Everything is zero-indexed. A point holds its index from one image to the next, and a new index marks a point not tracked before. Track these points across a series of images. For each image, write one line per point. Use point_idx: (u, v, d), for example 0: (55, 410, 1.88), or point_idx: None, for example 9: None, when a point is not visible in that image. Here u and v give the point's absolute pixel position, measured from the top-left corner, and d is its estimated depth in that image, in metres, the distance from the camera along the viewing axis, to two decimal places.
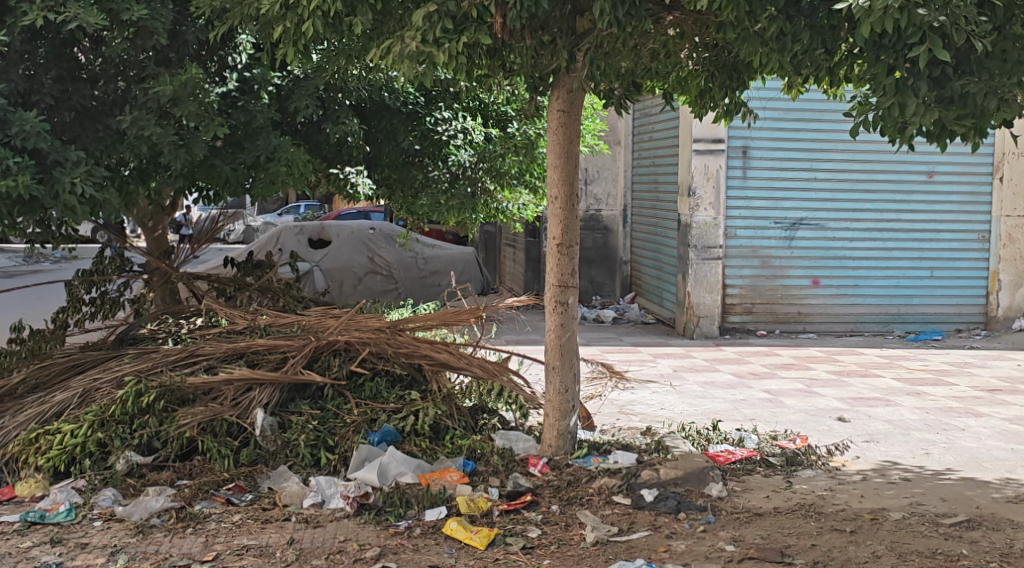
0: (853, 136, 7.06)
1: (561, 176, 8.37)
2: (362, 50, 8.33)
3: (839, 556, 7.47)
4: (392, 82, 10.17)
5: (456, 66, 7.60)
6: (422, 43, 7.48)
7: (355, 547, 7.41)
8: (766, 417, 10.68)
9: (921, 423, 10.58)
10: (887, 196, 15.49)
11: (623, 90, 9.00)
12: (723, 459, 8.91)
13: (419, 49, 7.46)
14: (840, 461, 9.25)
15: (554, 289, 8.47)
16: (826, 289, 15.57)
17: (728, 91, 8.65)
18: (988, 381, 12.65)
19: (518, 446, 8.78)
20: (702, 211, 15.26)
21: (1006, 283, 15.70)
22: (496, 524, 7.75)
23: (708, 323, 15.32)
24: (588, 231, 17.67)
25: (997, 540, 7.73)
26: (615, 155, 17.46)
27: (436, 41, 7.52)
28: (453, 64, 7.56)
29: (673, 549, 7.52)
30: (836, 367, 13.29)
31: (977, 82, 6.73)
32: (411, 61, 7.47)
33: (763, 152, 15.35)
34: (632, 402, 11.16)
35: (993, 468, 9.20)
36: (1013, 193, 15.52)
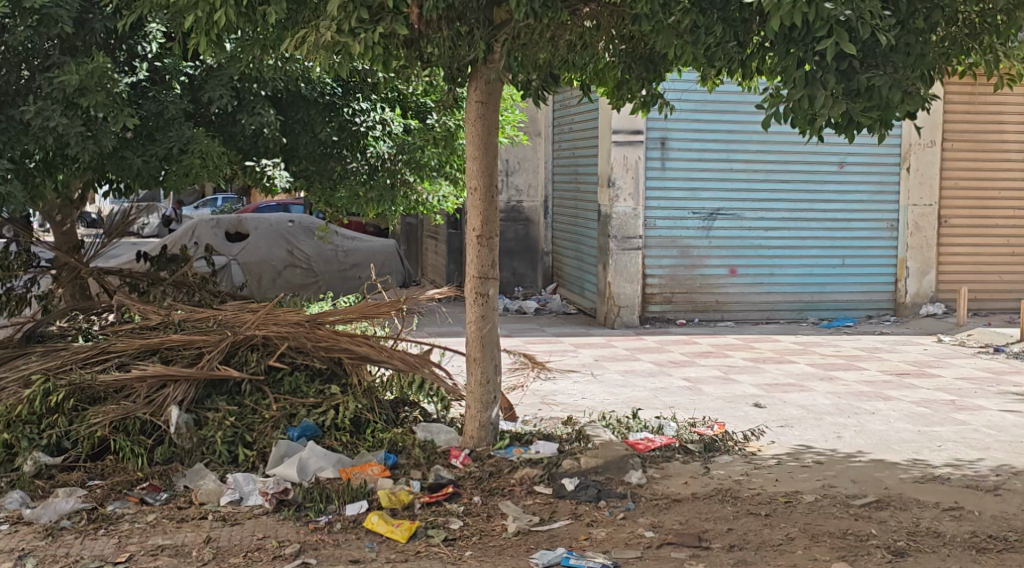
0: (764, 128, 7.11)
1: (481, 167, 8.38)
2: (277, 40, 8.25)
3: (753, 540, 7.57)
4: (309, 73, 10.07)
5: (371, 57, 7.55)
6: (337, 32, 7.44)
7: (274, 544, 7.37)
8: (685, 404, 10.78)
9: (834, 407, 10.74)
10: (801, 186, 15.73)
11: (541, 82, 8.90)
12: (642, 447, 8.98)
13: (334, 39, 7.44)
14: (756, 446, 9.36)
15: (474, 281, 8.46)
16: (742, 278, 15.75)
17: (645, 83, 8.73)
18: (898, 365, 12.87)
19: (439, 438, 8.76)
20: (622, 202, 15.33)
21: (913, 271, 16.06)
22: (418, 517, 7.75)
23: (628, 313, 15.40)
24: (510, 222, 17.59)
25: (904, 519, 7.87)
26: (536, 146, 17.46)
27: (351, 31, 7.46)
28: (369, 55, 7.50)
29: (594, 537, 7.56)
30: (753, 354, 13.44)
31: (882, 75, 6.86)
32: (326, 51, 7.46)
33: (682, 144, 15.46)
34: (554, 392, 11.20)
35: (903, 450, 9.36)
36: (919, 183, 15.95)
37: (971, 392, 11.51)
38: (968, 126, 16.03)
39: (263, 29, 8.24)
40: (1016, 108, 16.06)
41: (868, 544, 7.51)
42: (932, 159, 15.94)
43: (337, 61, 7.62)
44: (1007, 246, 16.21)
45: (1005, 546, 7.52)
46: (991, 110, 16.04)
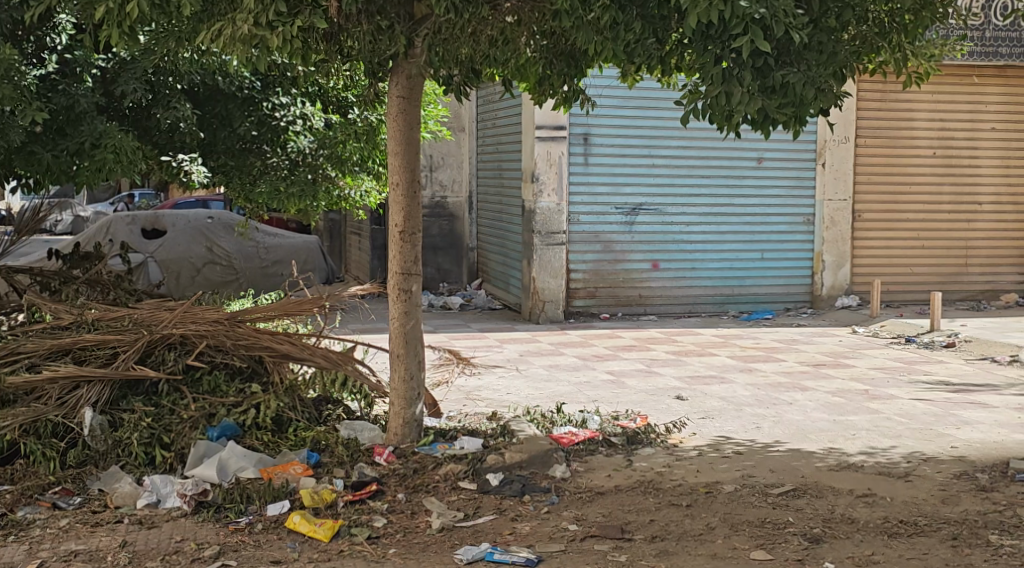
0: (683, 124, 7.17)
1: (402, 163, 8.35)
2: (193, 33, 8.12)
3: (675, 530, 7.62)
4: (224, 66, 10.02)
5: (290, 51, 7.49)
6: (255, 26, 7.38)
7: (192, 546, 7.29)
8: (608, 398, 10.83)
9: (754, 398, 10.85)
10: (722, 180, 15.89)
11: (462, 78, 8.90)
12: (566, 441, 9.00)
13: (251, 32, 7.37)
14: (678, 438, 9.43)
15: (396, 277, 8.43)
16: (665, 273, 15.86)
17: (567, 78, 8.80)
18: (815, 356, 13.04)
19: (363, 436, 8.73)
20: (545, 197, 15.28)
21: (829, 263, 16.36)
22: (341, 515, 7.70)
23: (553, 307, 15.41)
24: (434, 218, 17.55)
25: (820, 507, 7.97)
26: (460, 141, 17.44)
27: (269, 24, 7.42)
28: (287, 49, 7.45)
29: (518, 531, 7.57)
30: (675, 347, 13.53)
31: (796, 71, 6.97)
32: (243, 44, 7.39)
33: (604, 139, 15.49)
34: (479, 387, 11.21)
35: (820, 439, 9.47)
36: (835, 177, 16.26)
37: (885, 381, 11.70)
38: (880, 122, 16.40)
39: (178, 21, 8.10)
40: (925, 104, 16.51)
41: (785, 532, 7.59)
42: (846, 155, 16.28)
43: (254, 54, 7.56)
44: (917, 239, 16.60)
45: (916, 530, 7.64)
46: (903, 106, 16.45)
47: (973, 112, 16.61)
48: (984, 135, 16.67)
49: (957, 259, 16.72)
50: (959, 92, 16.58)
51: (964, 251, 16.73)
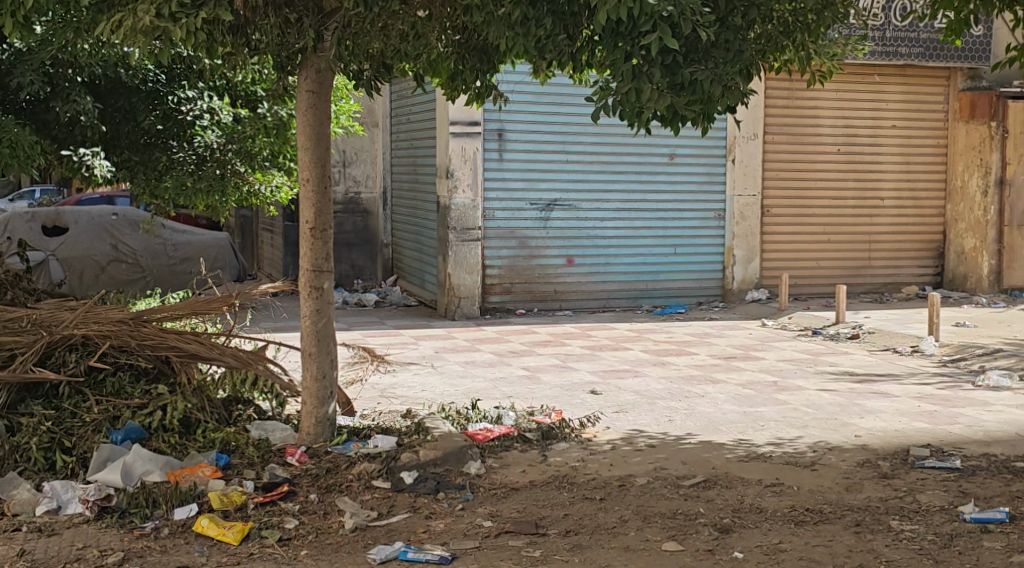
0: (594, 120, 7.20)
1: (312, 158, 8.30)
2: (92, 24, 8.01)
3: (589, 524, 7.67)
4: (126, 59, 9.93)
5: (193, 42, 7.41)
6: (157, 17, 7.27)
7: (95, 553, 7.18)
8: (523, 393, 10.87)
9: (666, 391, 10.94)
10: (634, 176, 16.01)
11: (373, 72, 8.86)
12: (482, 437, 9.02)
13: (153, 24, 7.25)
14: (591, 432, 9.48)
15: (308, 274, 8.37)
16: (580, 268, 15.93)
17: (479, 74, 8.79)
18: (726, 349, 13.20)
19: (274, 436, 8.68)
20: (460, 193, 15.27)
21: (739, 258, 16.62)
22: (251, 518, 7.63)
23: (468, 304, 15.37)
24: (348, 214, 17.50)
25: (729, 497, 8.06)
26: (373, 136, 17.36)
27: (172, 15, 7.32)
28: (190, 40, 7.35)
29: (432, 529, 7.57)
30: (590, 342, 13.60)
31: (704, 69, 7.05)
32: (145, 36, 7.26)
33: (519, 135, 15.48)
34: (393, 385, 11.18)
35: (730, 430, 9.58)
36: (744, 173, 16.50)
37: (793, 373, 11.87)
38: (787, 119, 16.68)
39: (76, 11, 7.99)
40: (831, 102, 16.82)
41: (696, 523, 7.67)
42: (754, 151, 16.50)
43: (158, 46, 7.44)
44: (823, 234, 16.97)
45: (821, 518, 7.76)
46: (808, 105, 16.73)
47: (876, 109, 17.02)
48: (885, 133, 17.08)
49: (860, 254, 17.14)
50: (861, 90, 16.95)
51: (867, 245, 17.15)
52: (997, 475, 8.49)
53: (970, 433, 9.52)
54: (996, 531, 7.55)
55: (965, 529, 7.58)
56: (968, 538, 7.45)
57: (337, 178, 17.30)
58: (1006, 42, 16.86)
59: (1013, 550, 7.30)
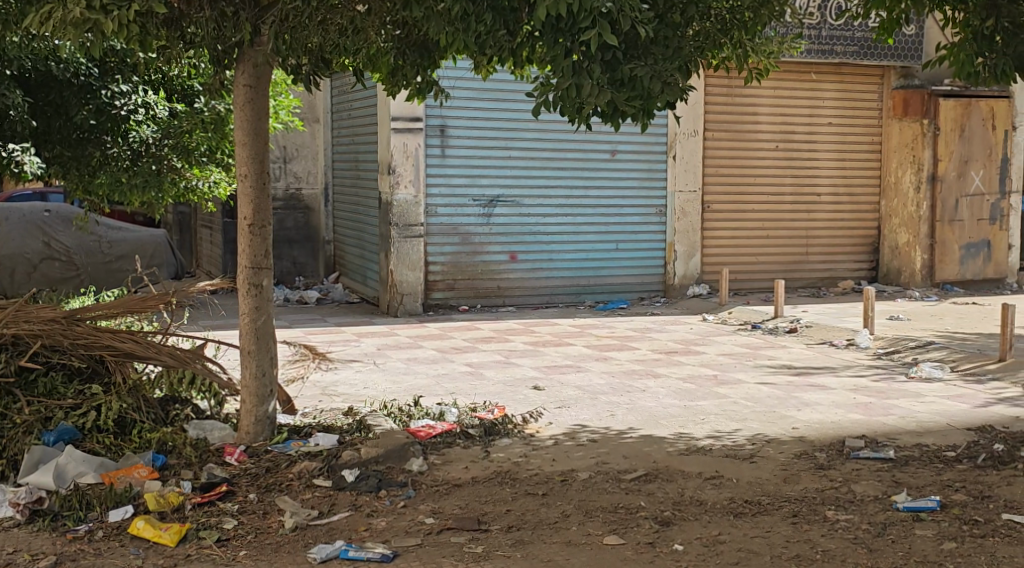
0: (535, 117, 7.20)
1: (250, 153, 8.23)
2: (20, 18, 7.96)
3: (531, 519, 7.67)
4: (57, 52, 9.90)
5: (126, 35, 7.30)
6: (87, 9, 7.17)
7: (27, 558, 7.10)
8: (466, 389, 10.85)
9: (608, 386, 10.97)
10: (577, 173, 16.04)
11: (311, 66, 8.75)
12: (423, 434, 8.99)
13: (83, 16, 7.15)
14: (534, 428, 9.48)
15: (247, 272, 8.31)
16: (523, 264, 15.92)
17: (420, 69, 8.75)
18: (667, 344, 13.26)
19: (212, 436, 8.60)
20: (402, 189, 15.19)
21: (680, 254, 16.72)
22: (189, 519, 7.55)
23: (411, 300, 15.29)
24: (288, 211, 17.31)
25: (670, 491, 8.09)
26: (314, 132, 17.30)
27: (103, 9, 7.22)
28: (122, 34, 7.25)
29: (373, 527, 7.53)
30: (533, 338, 13.60)
31: (643, 65, 7.08)
32: (76, 28, 7.16)
33: (461, 131, 15.45)
34: (335, 382, 11.12)
35: (671, 425, 9.62)
36: (685, 169, 16.58)
37: (732, 367, 11.94)
38: (726, 116, 16.76)
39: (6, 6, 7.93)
40: (769, 99, 16.93)
41: (637, 517, 7.69)
42: (694, 147, 16.58)
43: (89, 40, 7.33)
44: (762, 230, 17.11)
45: (759, 509, 7.80)
46: (747, 103, 16.84)
47: (813, 106, 17.17)
48: (822, 129, 17.26)
49: (798, 249, 17.34)
50: (798, 88, 17.08)
51: (804, 240, 17.36)
52: (930, 465, 8.59)
53: (904, 424, 9.62)
54: (928, 519, 7.63)
55: (899, 518, 7.66)
56: (901, 527, 7.53)
57: (279, 174, 17.18)
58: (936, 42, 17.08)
59: (945, 538, 7.38)
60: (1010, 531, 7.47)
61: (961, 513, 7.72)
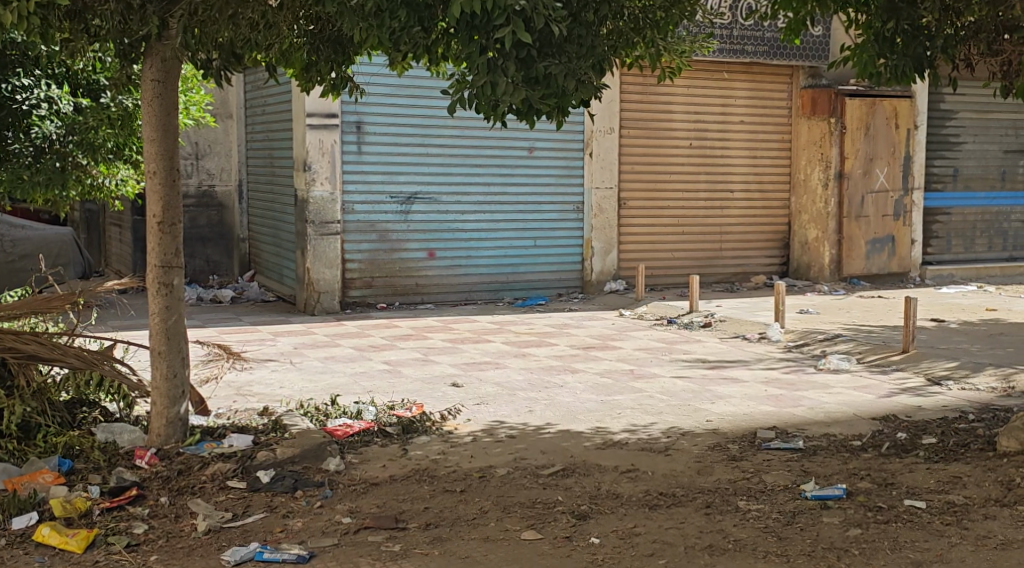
0: (450, 113, 7.16)
1: (158, 149, 8.09)
2: None
3: (449, 516, 7.63)
4: None
5: (25, 27, 7.17)
6: None
7: None
8: (384, 387, 10.78)
9: (527, 382, 10.96)
10: (494, 170, 16.02)
11: (222, 62, 8.62)
12: (341, 434, 8.91)
13: None
14: (453, 425, 9.44)
15: (157, 271, 8.18)
16: (441, 261, 15.85)
17: (334, 65, 8.70)
18: (584, 339, 13.30)
19: (122, 438, 8.44)
20: (318, 186, 15.00)
21: (598, 250, 16.76)
22: (97, 524, 7.41)
23: (328, 298, 15.14)
24: (202, 208, 17.11)
25: (587, 485, 8.10)
26: (226, 128, 17.10)
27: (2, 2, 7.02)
28: (22, 26, 7.11)
29: (289, 528, 7.45)
30: (451, 335, 13.57)
31: (558, 63, 7.10)
32: None
33: (378, 127, 15.31)
34: (251, 382, 10.99)
35: (587, 419, 9.63)
36: (601, 167, 16.63)
37: (649, 361, 12.00)
38: (642, 114, 16.83)
39: None
40: (683, 97, 17.03)
41: (554, 511, 7.68)
42: (610, 145, 16.64)
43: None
44: (677, 226, 17.22)
45: (674, 501, 7.84)
46: (661, 101, 16.92)
47: (725, 104, 17.32)
48: (734, 126, 17.43)
49: (712, 245, 17.51)
50: (711, 86, 17.21)
51: (718, 235, 17.52)
52: (837, 454, 8.69)
53: (813, 414, 9.73)
54: (835, 507, 7.71)
55: (807, 506, 7.73)
56: (809, 515, 7.61)
57: (191, 170, 16.92)
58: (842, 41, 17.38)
59: (851, 525, 7.47)
60: (912, 516, 7.58)
61: (866, 500, 7.81)
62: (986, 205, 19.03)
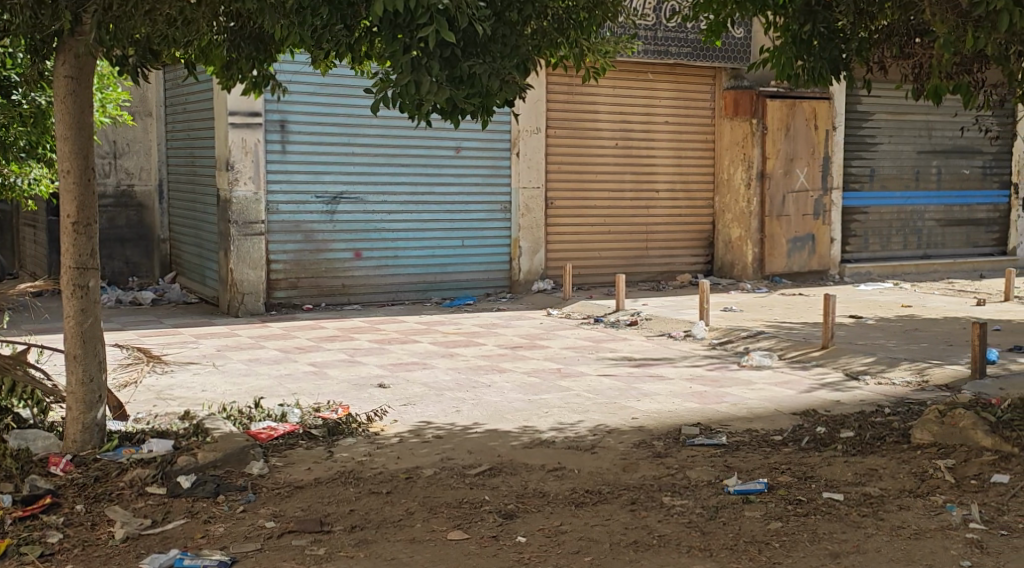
0: (374, 113, 7.06)
1: (73, 149, 7.91)
2: None
3: (375, 518, 7.53)
4: None
5: None
6: None
7: None
8: (310, 389, 10.66)
9: (454, 382, 10.88)
10: (420, 169, 15.92)
11: (139, 59, 8.45)
12: (265, 437, 8.80)
13: None
14: (379, 426, 9.34)
15: (71, 272, 8.00)
16: (367, 262, 15.72)
17: (255, 63, 8.56)
18: (512, 339, 13.24)
19: (36, 445, 8.25)
20: (241, 185, 14.75)
21: (525, 249, 16.73)
22: (10, 533, 7.22)
23: (252, 299, 14.90)
24: (121, 208, 16.79)
25: (513, 484, 8.04)
26: (145, 126, 16.84)
27: None
28: None
29: (211, 534, 7.31)
30: (377, 336, 13.46)
31: (482, 63, 7.03)
32: None
33: (302, 127, 15.13)
34: (171, 386, 10.80)
35: (515, 418, 9.58)
36: (528, 167, 16.60)
37: (576, 360, 11.98)
38: (567, 114, 16.80)
39: None
40: (607, 97, 17.04)
41: (481, 511, 7.62)
42: (537, 145, 16.60)
43: None
44: (604, 225, 17.24)
45: (599, 498, 7.80)
46: (586, 101, 16.91)
47: (649, 103, 17.36)
48: (658, 126, 17.48)
49: (638, 244, 17.56)
50: (636, 86, 17.24)
51: (645, 234, 17.58)
52: (759, 449, 8.70)
53: (736, 411, 9.75)
54: (757, 501, 7.72)
55: (729, 501, 7.73)
56: (732, 509, 7.60)
57: (109, 170, 16.58)
58: (762, 44, 17.46)
59: (772, 518, 7.48)
60: (830, 508, 7.61)
61: (787, 493, 7.83)
62: (901, 204, 19.26)
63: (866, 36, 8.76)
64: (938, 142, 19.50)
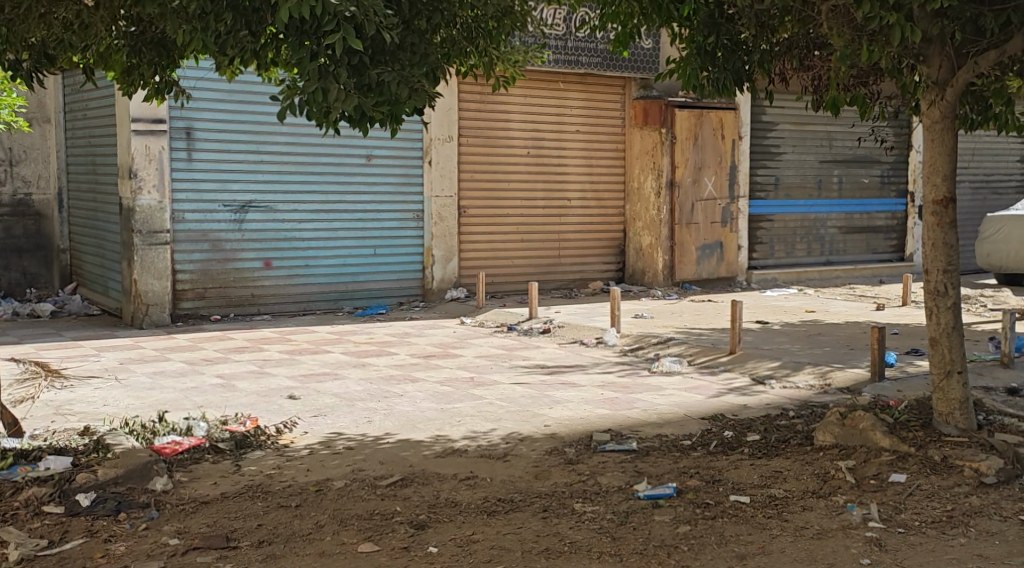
0: (280, 120, 6.90)
1: None
2: None
3: (283, 533, 7.34)
4: None
5: None
6: None
7: None
8: (216, 402, 10.42)
9: (364, 392, 10.71)
10: (330, 178, 15.72)
11: (33, 63, 8.17)
12: (169, 451, 8.56)
13: None
14: (288, 439, 9.14)
15: None
16: (278, 271, 15.47)
17: (158, 69, 8.33)
18: (424, 348, 13.09)
19: None
20: (146, 194, 14.41)
21: (438, 258, 16.58)
22: None
23: (157, 310, 14.54)
24: (18, 217, 16.32)
25: (425, 494, 7.90)
26: (44, 132, 16.44)
27: None
28: None
29: (111, 553, 7.08)
30: (286, 346, 13.23)
31: (390, 71, 6.89)
32: None
33: (207, 134, 14.82)
34: (72, 401, 10.49)
35: (427, 428, 9.44)
36: (440, 175, 16.45)
37: (488, 368, 11.86)
38: (479, 123, 16.70)
39: None
40: (518, 106, 16.97)
41: (392, 522, 7.46)
42: (449, 153, 16.46)
43: None
44: (515, 234, 17.17)
45: (511, 506, 7.68)
46: (497, 109, 16.81)
47: (560, 112, 17.32)
48: (569, 135, 17.45)
49: (550, 252, 17.50)
50: (547, 95, 17.19)
51: (556, 242, 17.53)
52: (669, 454, 8.65)
53: (647, 416, 9.70)
54: (667, 506, 7.65)
55: (639, 506, 7.65)
56: (642, 514, 7.53)
57: (5, 177, 16.13)
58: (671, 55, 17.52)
59: (681, 522, 7.42)
60: (738, 511, 7.56)
61: (697, 497, 7.78)
62: (805, 212, 19.41)
63: (768, 48, 8.78)
64: (839, 152, 19.73)
